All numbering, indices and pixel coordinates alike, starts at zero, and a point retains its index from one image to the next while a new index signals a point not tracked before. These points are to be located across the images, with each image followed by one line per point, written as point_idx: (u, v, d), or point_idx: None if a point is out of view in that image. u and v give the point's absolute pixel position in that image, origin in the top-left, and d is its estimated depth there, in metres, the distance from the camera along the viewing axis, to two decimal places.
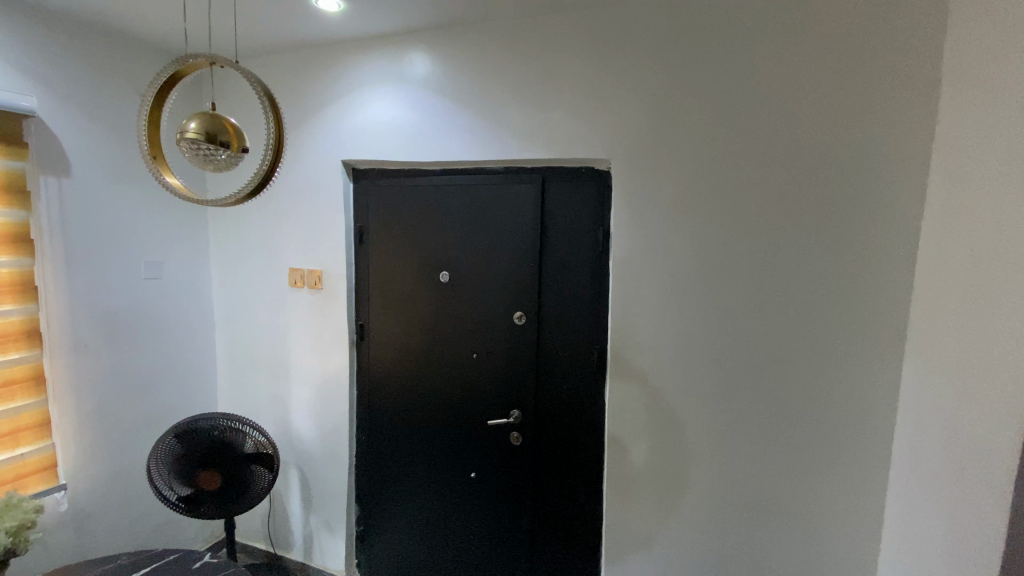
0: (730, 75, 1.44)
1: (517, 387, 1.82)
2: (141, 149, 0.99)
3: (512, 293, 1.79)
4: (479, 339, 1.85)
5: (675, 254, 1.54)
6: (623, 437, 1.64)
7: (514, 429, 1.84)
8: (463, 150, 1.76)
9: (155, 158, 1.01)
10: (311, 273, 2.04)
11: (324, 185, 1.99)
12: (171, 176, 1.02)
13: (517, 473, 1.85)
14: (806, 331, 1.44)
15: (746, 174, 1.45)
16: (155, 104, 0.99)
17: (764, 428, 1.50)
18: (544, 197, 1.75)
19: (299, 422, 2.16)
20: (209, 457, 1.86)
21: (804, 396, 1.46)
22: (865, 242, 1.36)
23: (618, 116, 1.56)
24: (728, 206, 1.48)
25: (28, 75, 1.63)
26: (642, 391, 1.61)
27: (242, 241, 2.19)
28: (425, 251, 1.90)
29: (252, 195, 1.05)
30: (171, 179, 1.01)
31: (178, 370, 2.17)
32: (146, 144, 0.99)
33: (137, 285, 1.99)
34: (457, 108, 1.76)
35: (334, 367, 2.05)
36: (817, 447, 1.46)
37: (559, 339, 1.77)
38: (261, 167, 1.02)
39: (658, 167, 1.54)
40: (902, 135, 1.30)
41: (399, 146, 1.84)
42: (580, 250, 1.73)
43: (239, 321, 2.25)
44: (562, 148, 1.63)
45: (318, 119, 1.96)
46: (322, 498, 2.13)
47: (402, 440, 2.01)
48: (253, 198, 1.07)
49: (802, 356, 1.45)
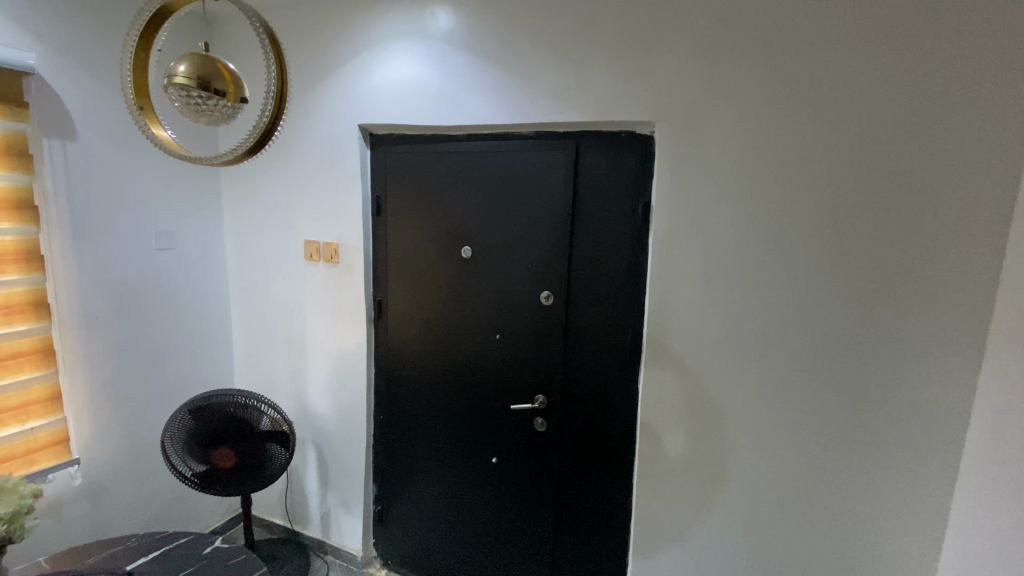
0: (795, 29, 1.26)
1: (542, 370, 1.70)
2: (123, 96, 0.79)
3: (538, 271, 1.66)
4: (503, 318, 1.73)
5: (724, 230, 1.39)
6: (657, 428, 1.53)
7: (538, 414, 1.73)
8: (488, 114, 1.62)
9: (141, 108, 0.80)
10: (326, 246, 1.94)
11: (341, 151, 1.87)
12: (160, 131, 0.82)
13: (540, 460, 1.75)
14: (869, 321, 1.29)
15: (811, 140, 1.28)
16: (143, 38, 0.78)
17: (818, 422, 1.37)
18: (577, 166, 1.59)
19: (316, 400, 2.10)
20: (225, 435, 1.81)
21: (864, 388, 1.32)
22: (949, 220, 1.20)
23: (664, 74, 1.40)
24: (789, 176, 1.31)
25: (25, 25, 1.52)
26: (681, 380, 1.48)
27: (256, 210, 2.10)
28: (446, 224, 1.78)
29: (252, 153, 0.92)
30: (162, 133, 0.81)
31: (191, 343, 2.11)
32: (130, 90, 0.79)
33: (148, 256, 1.92)
34: (483, 67, 1.61)
35: (351, 344, 1.97)
36: (879, 445, 1.32)
37: (588, 321, 1.65)
38: (260, 122, 0.87)
39: (707, 132, 1.37)
40: (1000, 96, 1.12)
41: (419, 108, 1.71)
42: (615, 224, 1.58)
43: (253, 294, 2.18)
44: (597, 111, 1.49)
45: (334, 80, 1.83)
46: (340, 478, 2.08)
47: (419, 422, 1.92)
48: (251, 155, 0.92)
49: (867, 345, 1.30)
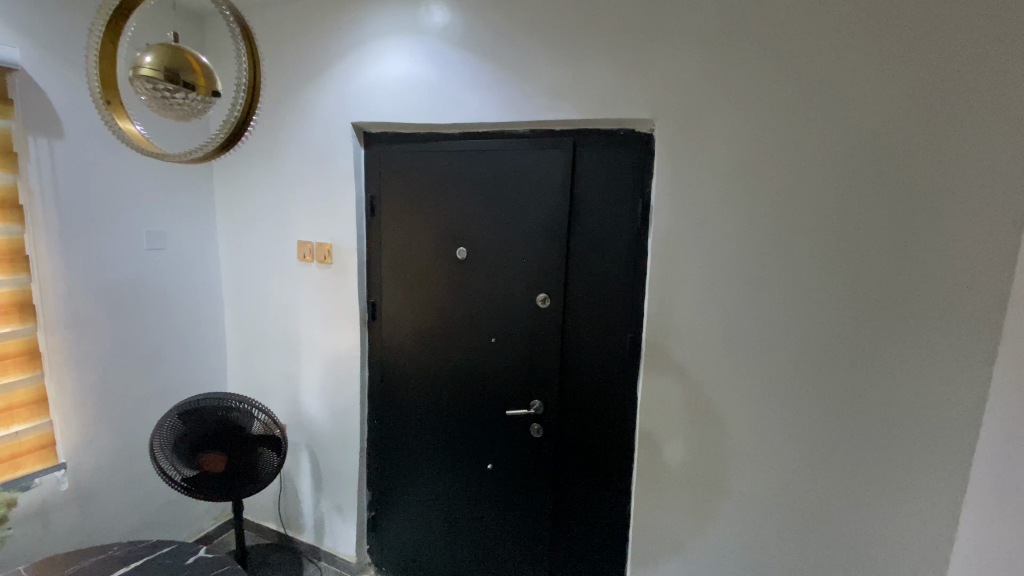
0: (800, 23, 1.21)
1: (538, 374, 1.66)
2: (90, 89, 0.74)
3: (535, 272, 1.62)
4: (498, 321, 1.69)
5: (726, 232, 1.34)
6: (656, 435, 1.48)
7: (534, 420, 1.68)
8: (483, 111, 1.58)
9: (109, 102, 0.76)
10: (320, 246, 1.91)
11: (334, 149, 1.83)
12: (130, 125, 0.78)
13: (536, 467, 1.71)
14: (876, 327, 1.24)
15: (817, 138, 1.23)
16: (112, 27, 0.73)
17: (824, 431, 1.31)
18: (574, 165, 1.55)
19: (310, 403, 2.06)
20: (214, 439, 1.77)
21: (872, 397, 1.26)
22: (960, 222, 1.14)
23: (664, 71, 1.35)
24: (794, 176, 1.26)
25: (9, 21, 1.48)
26: (682, 386, 1.44)
27: (250, 210, 2.07)
28: (440, 224, 1.74)
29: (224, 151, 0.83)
30: (131, 129, 0.77)
31: (183, 344, 2.08)
32: (97, 83, 0.74)
33: (138, 256, 1.89)
34: (478, 63, 1.56)
35: (345, 347, 1.93)
36: (886, 454, 1.27)
37: (586, 325, 1.60)
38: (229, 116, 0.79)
39: (709, 131, 1.33)
40: (1015, 92, 1.07)
41: (413, 105, 1.66)
42: (614, 225, 1.53)
43: (247, 296, 2.14)
44: (595, 108, 1.44)
45: (328, 76, 1.80)
46: (333, 483, 2.04)
47: (413, 426, 1.88)
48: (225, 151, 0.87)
49: (875, 352, 1.25)
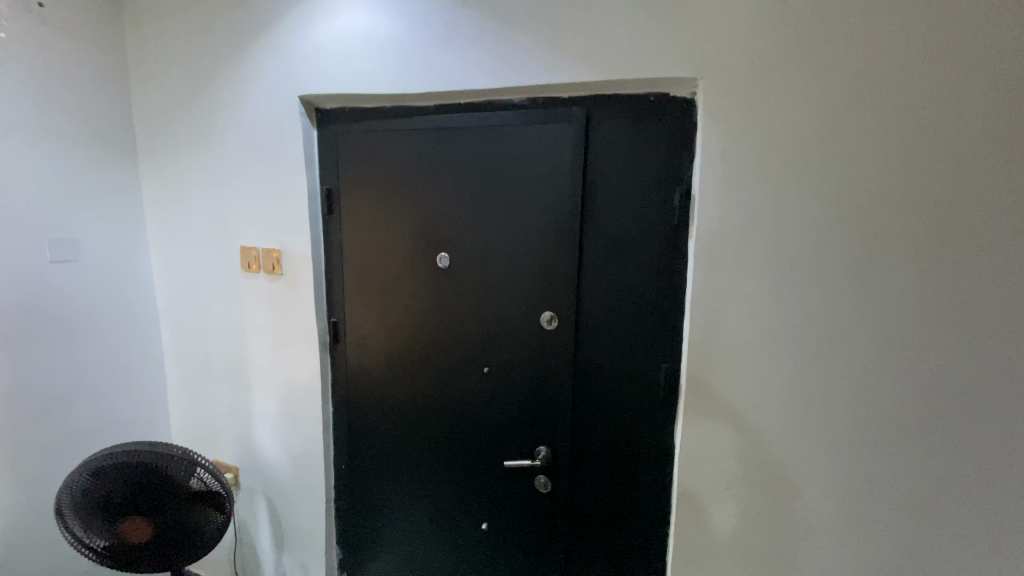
0: None
1: (544, 413, 1.32)
2: None
3: (538, 283, 1.26)
4: (493, 347, 1.33)
5: (793, 230, 1.00)
6: (698, 494, 1.14)
7: (539, 471, 1.34)
8: (463, 75, 1.21)
9: None
10: (267, 253, 1.54)
11: (281, 131, 1.46)
12: None
13: (543, 530, 1.36)
14: (1003, 361, 0.91)
15: (925, 101, 0.90)
16: None
17: (929, 497, 0.98)
18: (588, 142, 1.19)
19: (265, 442, 1.70)
20: (134, 498, 1.39)
21: (1001, 452, 0.93)
22: None
23: (704, 15, 1.00)
24: (891, 152, 0.93)
25: None
26: (732, 433, 1.10)
27: (184, 209, 1.69)
28: (415, 225, 1.37)
29: None
30: None
31: (108, 374, 1.71)
32: None
33: (43, 272, 1.52)
34: (455, 11, 1.20)
35: (303, 376, 1.57)
36: (1014, 530, 0.94)
37: (605, 350, 1.25)
38: None
39: (768, 96, 0.98)
40: None
41: (375, 70, 1.29)
42: (640, 220, 1.18)
43: (187, 314, 1.77)
44: (611, 67, 1.08)
45: (268, 39, 1.42)
46: (297, 539, 1.69)
47: (389, 474, 1.53)
48: None
49: (1000, 392, 0.92)
